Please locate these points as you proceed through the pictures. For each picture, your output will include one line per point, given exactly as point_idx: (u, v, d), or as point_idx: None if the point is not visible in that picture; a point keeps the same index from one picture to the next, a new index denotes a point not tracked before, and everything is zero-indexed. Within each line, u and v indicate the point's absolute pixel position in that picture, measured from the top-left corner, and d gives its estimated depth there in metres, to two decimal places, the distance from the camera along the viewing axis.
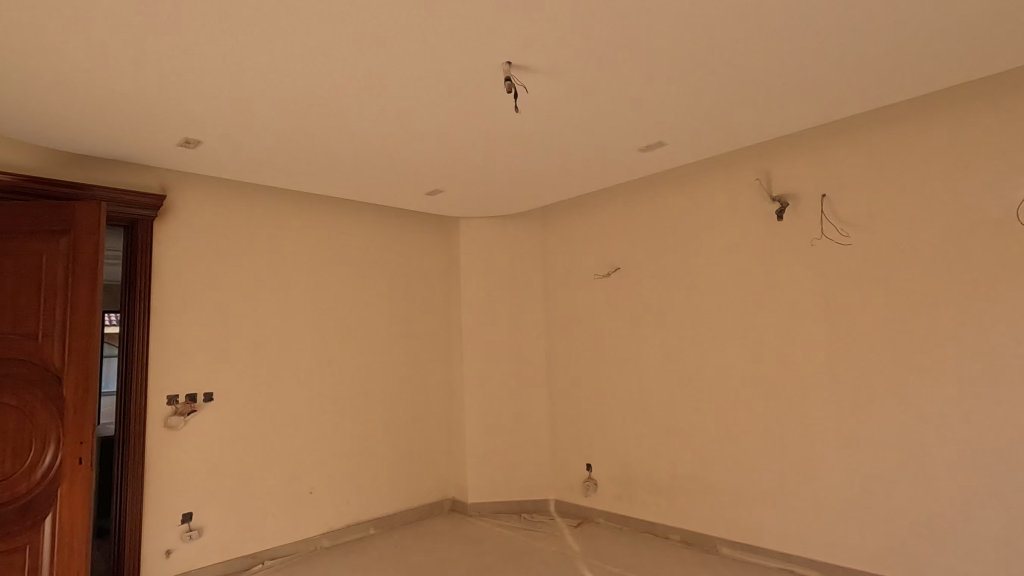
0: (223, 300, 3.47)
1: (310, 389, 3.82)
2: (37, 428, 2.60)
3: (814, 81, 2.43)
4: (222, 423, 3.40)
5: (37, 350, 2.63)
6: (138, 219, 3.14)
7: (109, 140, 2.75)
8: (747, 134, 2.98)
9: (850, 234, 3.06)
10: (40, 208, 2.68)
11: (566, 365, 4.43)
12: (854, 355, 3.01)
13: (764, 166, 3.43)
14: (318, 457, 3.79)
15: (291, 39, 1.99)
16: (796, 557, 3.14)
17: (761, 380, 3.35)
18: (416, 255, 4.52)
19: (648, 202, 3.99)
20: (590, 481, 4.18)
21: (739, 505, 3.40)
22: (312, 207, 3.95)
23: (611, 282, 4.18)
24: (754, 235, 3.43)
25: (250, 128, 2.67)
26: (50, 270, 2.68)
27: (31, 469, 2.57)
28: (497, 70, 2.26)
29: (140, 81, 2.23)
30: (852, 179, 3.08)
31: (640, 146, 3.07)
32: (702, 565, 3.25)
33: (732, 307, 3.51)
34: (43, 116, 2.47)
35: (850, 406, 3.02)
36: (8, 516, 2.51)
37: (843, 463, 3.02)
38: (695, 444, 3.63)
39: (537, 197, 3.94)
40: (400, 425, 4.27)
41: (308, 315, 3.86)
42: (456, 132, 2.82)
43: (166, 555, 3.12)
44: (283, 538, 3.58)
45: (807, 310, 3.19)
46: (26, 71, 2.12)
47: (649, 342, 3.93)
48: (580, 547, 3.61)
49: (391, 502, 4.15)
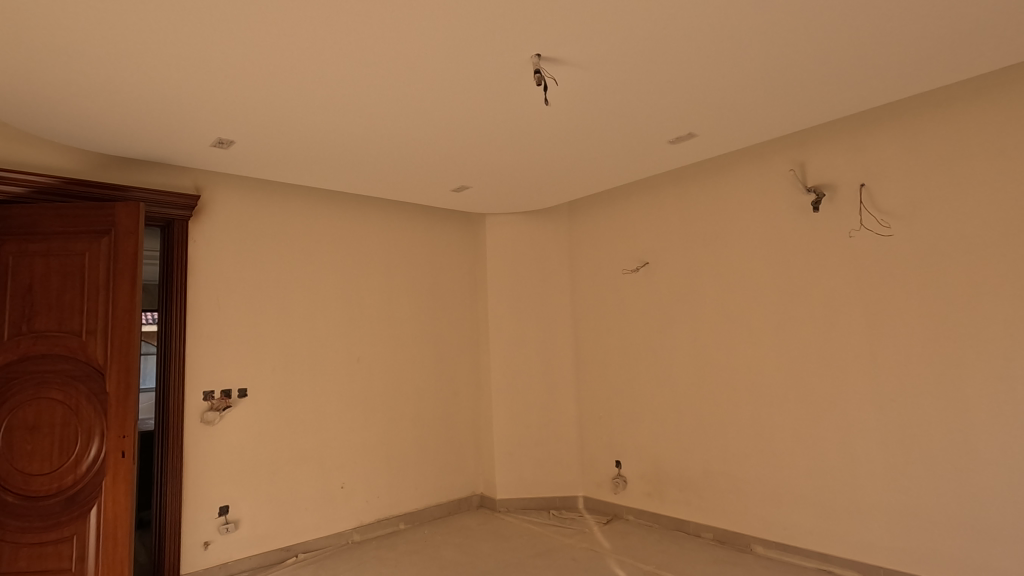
0: (256, 298, 3.54)
1: (341, 386, 3.86)
2: (82, 422, 2.67)
3: (854, 66, 2.35)
4: (256, 418, 3.46)
5: (81, 347, 2.71)
6: (174, 219, 3.22)
7: (147, 142, 2.83)
8: (781, 124, 2.90)
9: (890, 225, 2.96)
10: (82, 209, 2.76)
11: (594, 361, 4.40)
12: (895, 349, 2.92)
13: (799, 156, 3.34)
14: (348, 453, 3.84)
15: (323, 36, 1.99)
16: (834, 557, 3.06)
17: (796, 375, 3.27)
18: (443, 252, 4.54)
19: (677, 196, 3.93)
20: (619, 478, 4.14)
21: (774, 504, 3.32)
22: (341, 205, 3.99)
23: (639, 277, 4.13)
24: (788, 227, 3.35)
25: (281, 128, 2.71)
26: (93, 269, 2.75)
27: (77, 463, 2.65)
28: (527, 63, 2.24)
29: (177, 84, 2.28)
30: (893, 169, 2.98)
31: (670, 138, 3.02)
32: (736, 564, 3.19)
33: (766, 301, 3.42)
34: (84, 120, 2.55)
35: (890, 402, 2.92)
36: (56, 505, 2.60)
37: (884, 461, 2.93)
38: (727, 441, 3.57)
39: (566, 192, 3.91)
40: (429, 422, 4.30)
41: (338, 312, 3.90)
42: (484, 127, 2.81)
43: (205, 546, 3.20)
44: (316, 532, 3.63)
45: (844, 303, 3.10)
46: (68, 78, 2.20)
47: (679, 337, 3.87)
48: (610, 544, 3.57)
49: (421, 498, 4.18)
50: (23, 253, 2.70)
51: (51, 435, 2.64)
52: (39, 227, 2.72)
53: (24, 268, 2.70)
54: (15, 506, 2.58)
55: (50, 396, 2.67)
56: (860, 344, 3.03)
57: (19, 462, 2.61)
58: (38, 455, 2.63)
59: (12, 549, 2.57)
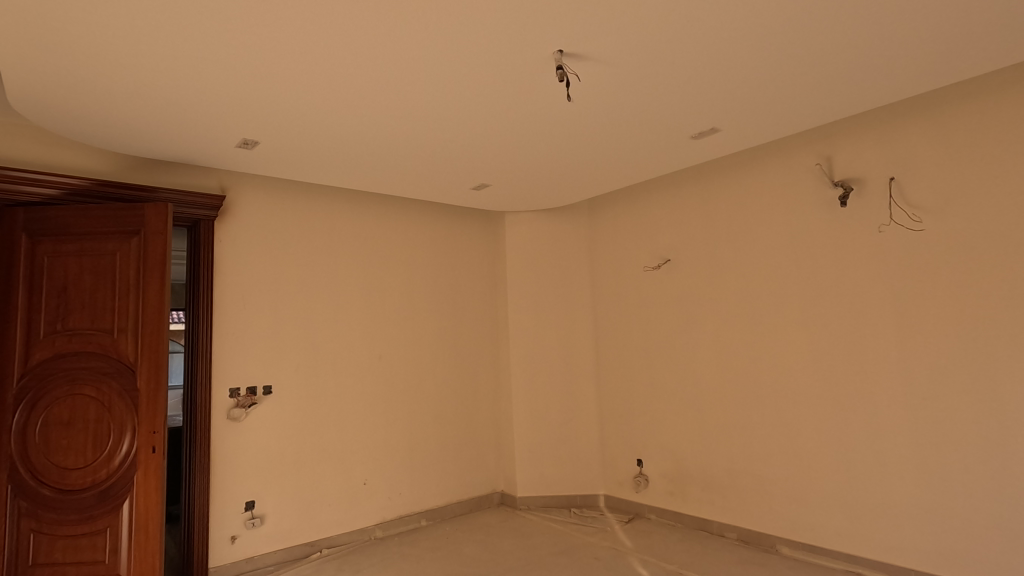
0: (281, 297, 3.59)
1: (363, 384, 3.90)
2: (114, 418, 2.74)
3: (884, 57, 2.29)
4: (281, 415, 3.51)
5: (113, 344, 2.78)
6: (200, 219, 3.28)
7: (174, 144, 2.88)
8: (806, 118, 2.85)
9: (921, 219, 2.89)
10: (113, 210, 2.82)
11: (615, 359, 4.38)
12: (927, 346, 2.85)
13: (825, 150, 3.27)
14: (371, 450, 3.87)
15: (344, 37, 2.01)
16: (861, 558, 3.00)
17: (823, 372, 3.21)
18: (464, 250, 4.55)
19: (700, 192, 3.89)
20: (641, 476, 4.12)
21: (800, 505, 3.27)
22: (364, 204, 4.02)
23: (661, 274, 4.10)
24: (814, 222, 3.28)
25: (304, 128, 2.74)
26: (123, 269, 2.82)
27: (110, 457, 2.72)
28: (549, 60, 2.22)
29: (203, 86, 2.31)
30: (924, 161, 2.90)
31: (693, 133, 2.98)
32: (761, 565, 3.14)
33: (791, 297, 3.37)
34: (114, 123, 2.61)
35: (921, 401, 2.86)
36: (90, 498, 2.68)
37: (914, 461, 2.86)
38: (752, 440, 3.52)
39: (585, 189, 3.89)
40: (450, 420, 4.31)
41: (361, 309, 3.94)
42: (505, 124, 2.80)
43: (232, 540, 3.25)
44: (339, 528, 3.68)
45: (873, 300, 3.03)
46: (98, 83, 2.25)
47: (702, 335, 3.83)
48: (632, 543, 3.55)
49: (442, 495, 4.20)
50: (57, 253, 2.78)
51: (85, 431, 2.71)
52: (71, 228, 2.79)
53: (57, 268, 2.77)
54: (52, 499, 2.66)
55: (83, 393, 2.74)
56: (890, 341, 2.96)
57: (55, 457, 2.68)
58: (72, 450, 2.69)
59: (48, 540, 2.65)
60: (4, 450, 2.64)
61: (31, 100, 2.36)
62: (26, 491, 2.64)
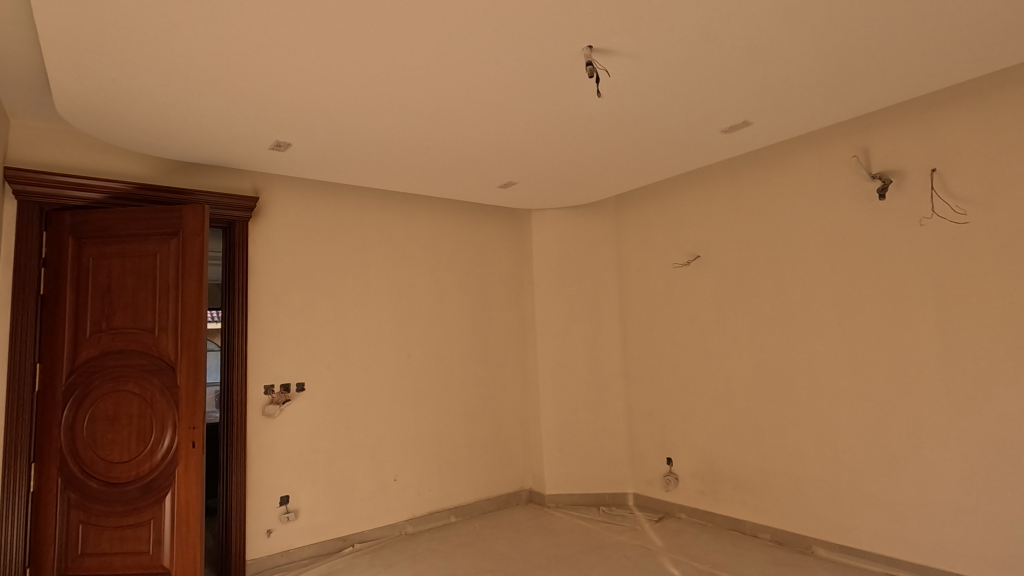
0: (313, 296, 3.65)
1: (393, 381, 3.95)
2: (156, 414, 2.83)
3: (925, 46, 2.22)
4: (314, 411, 3.58)
5: (155, 342, 2.87)
6: (235, 220, 3.36)
7: (211, 148, 2.96)
8: (842, 109, 2.78)
9: (965, 211, 2.79)
10: (154, 212, 2.92)
11: (643, 357, 4.35)
12: (971, 343, 2.75)
13: (863, 141, 3.18)
14: (401, 447, 3.92)
15: (372, 38, 2.02)
16: (901, 562, 2.91)
17: (860, 370, 3.12)
18: (491, 248, 4.56)
19: (731, 186, 3.82)
20: (671, 475, 4.07)
21: (837, 506, 3.19)
22: (392, 204, 4.07)
23: (691, 271, 4.05)
24: (851, 216, 3.19)
25: (336, 130, 2.78)
26: (163, 269, 2.91)
27: (153, 452, 2.81)
28: (578, 56, 2.21)
29: (240, 91, 2.37)
30: (970, 151, 2.79)
31: (724, 127, 2.93)
32: (797, 566, 3.08)
33: (827, 293, 3.28)
34: (155, 129, 2.70)
35: (965, 399, 2.76)
36: (135, 491, 2.77)
37: (956, 461, 2.77)
38: (786, 440, 3.45)
39: (613, 185, 3.87)
40: (478, 418, 4.34)
41: (390, 307, 3.98)
42: (533, 122, 2.79)
43: (268, 533, 3.33)
44: (371, 523, 3.73)
45: (912, 296, 2.95)
46: (140, 89, 2.33)
47: (734, 331, 3.77)
48: (663, 542, 3.52)
49: (471, 492, 4.23)
50: (102, 254, 2.88)
51: (129, 426, 2.80)
52: (115, 231, 2.89)
53: (102, 269, 2.88)
54: (99, 491, 2.76)
55: (127, 389, 2.83)
56: (932, 338, 2.87)
57: (101, 451, 2.78)
58: (118, 444, 2.79)
59: (96, 531, 2.75)
60: (55, 443, 2.76)
61: (76, 107, 2.44)
62: (75, 484, 2.76)
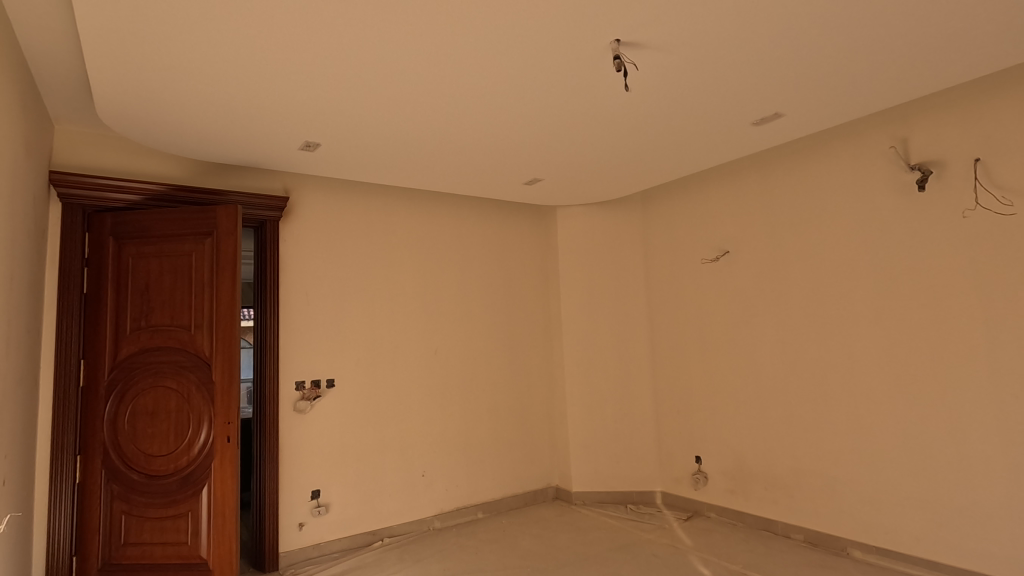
0: (343, 294, 3.71)
1: (421, 377, 3.99)
2: (193, 409, 2.91)
3: (968, 32, 2.13)
4: (344, 407, 3.64)
5: (191, 339, 2.95)
6: (266, 219, 3.43)
7: (243, 149, 3.02)
8: (878, 99, 2.69)
9: (1011, 202, 2.68)
10: (189, 212, 2.99)
11: (671, 353, 4.30)
12: (1017, 338, 2.64)
13: (901, 131, 3.08)
14: (429, 443, 3.95)
15: (398, 37, 2.03)
16: (942, 565, 2.82)
17: (898, 367, 3.03)
18: (516, 245, 4.56)
19: (762, 180, 3.74)
20: (699, 474, 4.02)
21: (873, 507, 3.10)
22: (419, 202, 4.10)
23: (720, 266, 3.98)
24: (888, 209, 3.10)
25: (363, 130, 2.81)
26: (199, 269, 2.99)
27: (190, 445, 2.89)
28: (606, 50, 2.18)
29: (269, 93, 2.41)
30: (1016, 139, 2.67)
31: (755, 119, 2.87)
32: (832, 567, 3.01)
33: (863, 287, 3.19)
34: (191, 132, 2.77)
35: (1010, 397, 2.65)
36: (173, 483, 2.86)
37: (1001, 462, 2.67)
38: (819, 438, 3.37)
39: (640, 180, 3.83)
40: (505, 415, 4.35)
41: (417, 305, 4.02)
42: (558, 117, 2.77)
43: (300, 527, 3.40)
44: (399, 518, 3.78)
45: (954, 290, 2.84)
46: (174, 93, 2.39)
47: (765, 328, 3.69)
48: (692, 541, 3.48)
49: (498, 488, 4.25)
50: (140, 254, 2.98)
51: (167, 420, 2.89)
52: (152, 231, 2.98)
53: (141, 268, 2.97)
54: (140, 483, 2.86)
55: (165, 384, 2.92)
56: (975, 334, 2.77)
57: (141, 444, 2.87)
58: (157, 438, 2.88)
59: (137, 521, 2.85)
60: (98, 437, 2.86)
61: (116, 112, 2.53)
62: (117, 475, 2.86)
